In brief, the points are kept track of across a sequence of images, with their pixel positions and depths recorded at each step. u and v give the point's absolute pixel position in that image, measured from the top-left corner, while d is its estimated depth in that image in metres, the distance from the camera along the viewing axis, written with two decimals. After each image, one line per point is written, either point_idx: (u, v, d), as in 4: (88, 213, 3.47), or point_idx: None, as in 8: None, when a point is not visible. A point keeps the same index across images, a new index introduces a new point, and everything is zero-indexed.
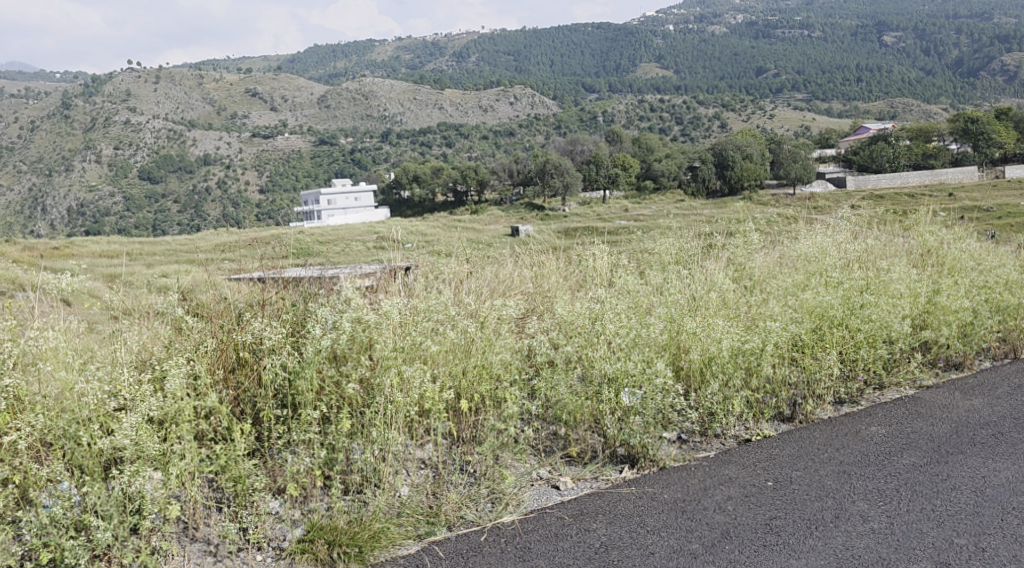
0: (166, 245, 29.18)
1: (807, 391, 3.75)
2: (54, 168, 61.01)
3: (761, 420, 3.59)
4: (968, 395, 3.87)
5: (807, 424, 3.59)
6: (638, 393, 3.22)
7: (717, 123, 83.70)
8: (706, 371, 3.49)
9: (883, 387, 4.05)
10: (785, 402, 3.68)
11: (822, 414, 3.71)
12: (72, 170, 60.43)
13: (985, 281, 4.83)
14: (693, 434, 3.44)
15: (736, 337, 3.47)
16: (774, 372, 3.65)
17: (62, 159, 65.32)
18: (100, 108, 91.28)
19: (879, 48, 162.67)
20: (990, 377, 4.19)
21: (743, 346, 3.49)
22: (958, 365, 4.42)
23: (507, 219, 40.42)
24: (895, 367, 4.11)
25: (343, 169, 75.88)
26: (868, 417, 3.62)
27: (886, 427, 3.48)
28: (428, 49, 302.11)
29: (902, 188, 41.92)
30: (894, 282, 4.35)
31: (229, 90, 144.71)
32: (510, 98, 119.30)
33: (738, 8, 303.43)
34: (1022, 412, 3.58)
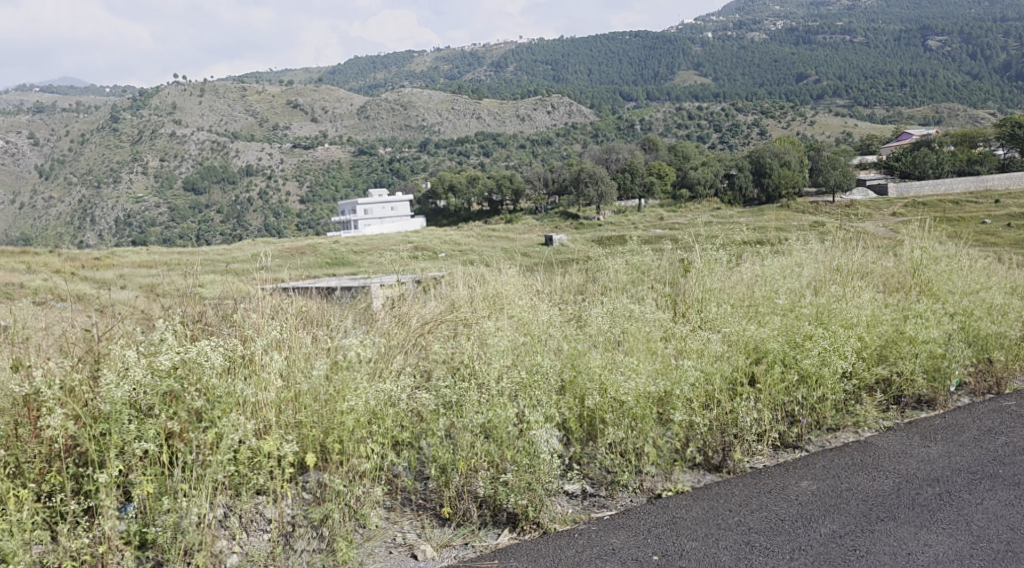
0: (205, 255, 29.61)
1: (741, 438, 3.44)
2: (102, 181, 62.27)
3: (677, 473, 3.29)
4: (928, 441, 3.54)
5: (732, 476, 3.29)
6: (543, 449, 2.96)
7: (757, 130, 82.89)
8: (614, 422, 3.26)
9: (836, 428, 3.72)
10: (712, 450, 3.39)
11: (754, 464, 3.40)
12: (118, 181, 61.72)
13: (966, 310, 4.51)
14: (597, 489, 3.22)
15: (644, 382, 3.28)
16: (692, 418, 3.38)
17: (109, 171, 66.86)
18: (147, 121, 93.15)
19: (924, 53, 159.99)
20: (960, 416, 3.84)
21: (648, 391, 3.27)
22: (930, 402, 4.06)
23: (542, 228, 40.37)
24: (849, 407, 3.79)
25: (382, 179, 76.48)
26: (802, 468, 3.30)
27: (818, 482, 3.17)
28: (467, 59, 303.68)
29: (946, 195, 41.12)
30: (851, 313, 4.10)
31: (271, 103, 146.74)
32: (548, 106, 119.32)
33: (778, 15, 300.84)
34: (978, 467, 3.25)
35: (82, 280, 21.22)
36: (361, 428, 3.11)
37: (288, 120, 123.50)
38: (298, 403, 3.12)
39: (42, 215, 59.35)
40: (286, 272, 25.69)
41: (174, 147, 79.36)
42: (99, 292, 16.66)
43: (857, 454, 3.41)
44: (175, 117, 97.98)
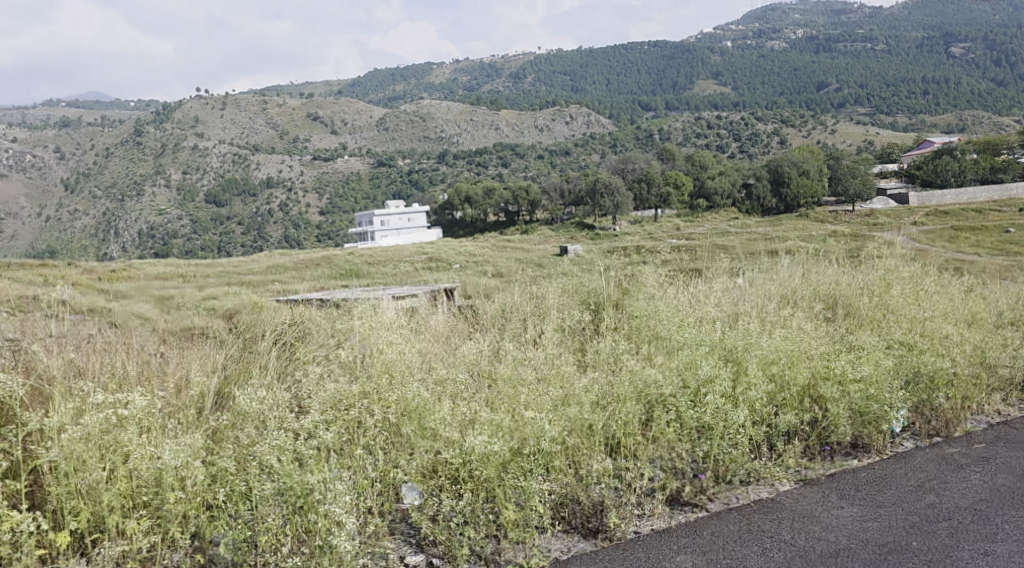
0: (223, 268, 29.94)
1: (623, 496, 3.32)
2: (126, 194, 62.89)
3: (542, 542, 3.16)
4: (842, 500, 3.37)
5: (613, 544, 3.15)
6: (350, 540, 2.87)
7: (776, 139, 82.52)
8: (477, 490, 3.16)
9: (749, 479, 3.54)
10: (593, 512, 3.28)
11: (641, 527, 3.25)
12: (141, 194, 62.48)
13: (905, 342, 4.33)
14: (448, 559, 3.08)
15: (495, 444, 3.19)
16: (559, 484, 3.28)
17: (133, 184, 67.73)
18: (170, 134, 94.16)
19: (947, 60, 158.47)
20: (886, 466, 3.64)
21: (496, 453, 3.17)
22: (864, 446, 3.84)
23: (558, 239, 40.42)
24: (760, 458, 3.62)
25: (401, 191, 76.74)
26: (689, 538, 3.15)
27: (701, 556, 3.03)
28: (486, 71, 304.58)
29: (968, 204, 40.67)
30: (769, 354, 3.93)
31: (291, 115, 147.72)
32: (566, 117, 119.34)
33: (797, 24, 300.06)
34: (882, 540, 3.08)
35: (99, 293, 21.46)
36: (220, 490, 3.09)
37: (308, 133, 124.44)
38: (139, 475, 3.07)
39: (67, 228, 60.19)
40: (302, 284, 25.79)
41: (196, 161, 80.21)
42: (112, 305, 16.83)
43: (753, 514, 3.29)
44: (197, 131, 98.87)
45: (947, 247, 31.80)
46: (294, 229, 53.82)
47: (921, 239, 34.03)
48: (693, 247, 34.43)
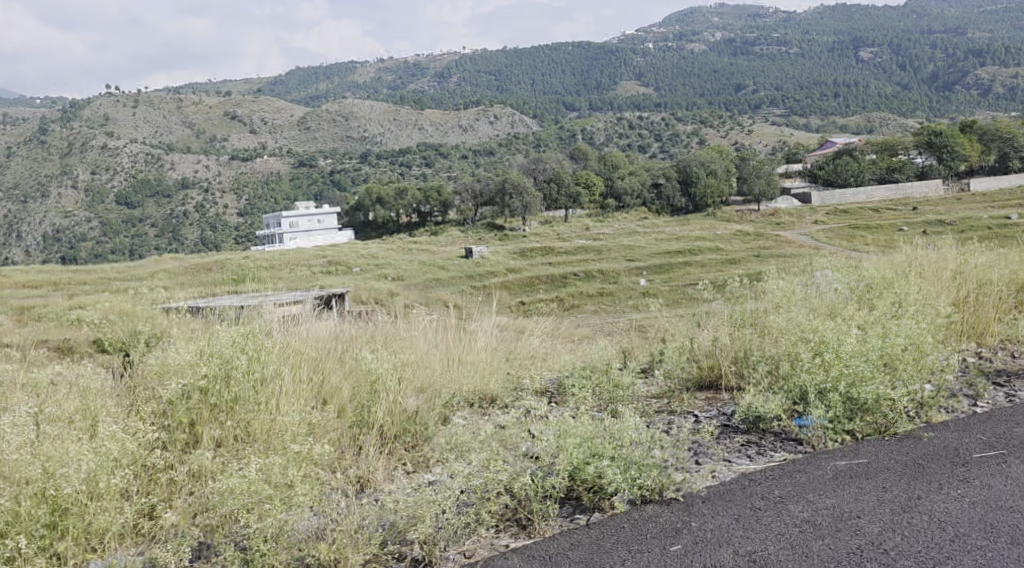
0: (104, 275, 28.61)
1: None
2: (29, 196, 59.35)
3: None
4: None
5: None
6: None
7: (695, 140, 83.65)
8: None
9: None
10: None
11: None
12: (45, 194, 58.96)
13: None
14: None
15: None
16: None
17: (38, 184, 63.92)
18: (78, 132, 89.75)
19: (857, 65, 163.46)
20: None
21: None
22: None
23: (465, 240, 39.80)
24: None
25: (320, 192, 75.01)
26: None
27: None
28: (411, 70, 300.88)
29: (868, 203, 41.72)
30: None
31: (209, 114, 143.31)
32: (490, 115, 118.15)
33: (717, 26, 302.75)
34: None
35: None
36: None
37: (227, 133, 120.59)
38: None
39: None
40: (185, 293, 24.71)
41: (105, 160, 76.42)
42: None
43: None
44: (107, 130, 94.54)
45: (843, 246, 32.36)
46: (204, 238, 52.02)
47: (820, 239, 34.59)
48: (601, 250, 34.42)
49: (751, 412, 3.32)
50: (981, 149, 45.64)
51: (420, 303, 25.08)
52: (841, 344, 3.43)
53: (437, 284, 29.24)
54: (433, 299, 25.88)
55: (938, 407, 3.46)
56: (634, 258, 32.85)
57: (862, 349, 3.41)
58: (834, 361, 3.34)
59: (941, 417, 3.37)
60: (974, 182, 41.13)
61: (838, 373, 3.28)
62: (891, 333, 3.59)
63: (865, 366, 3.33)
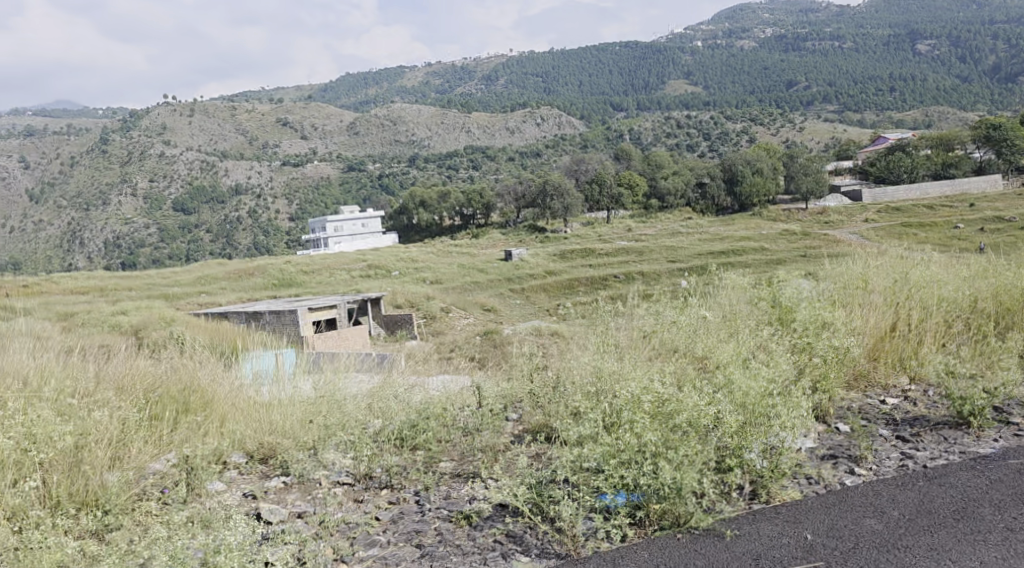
0: (151, 282, 29.49)
1: None
2: (90, 204, 61.12)
3: None
4: None
5: None
6: None
7: (745, 138, 82.36)
8: None
9: None
10: None
11: None
12: (107, 202, 60.78)
13: None
14: None
15: None
16: None
17: (99, 192, 65.85)
18: (137, 142, 92.15)
19: (913, 58, 159.30)
20: None
21: None
22: None
23: (506, 242, 39.74)
24: None
25: (368, 196, 75.69)
26: None
27: None
28: (458, 74, 301.46)
29: (922, 199, 40.39)
30: None
31: (262, 120, 145.82)
32: (537, 118, 118.27)
33: (768, 22, 299.92)
34: None
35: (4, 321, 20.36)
36: None
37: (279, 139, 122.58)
38: None
39: (31, 237, 58.26)
40: (228, 299, 25.32)
41: (162, 168, 78.04)
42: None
43: None
44: (164, 138, 96.94)
45: (894, 245, 31.36)
46: (252, 245, 52.89)
47: (870, 238, 33.61)
48: (643, 250, 33.92)
49: (528, 484, 3.17)
50: None
51: (458, 306, 25.04)
52: (670, 405, 3.20)
53: (475, 287, 29.13)
54: (471, 303, 25.83)
55: (787, 479, 3.23)
56: (676, 259, 32.37)
57: (695, 412, 3.13)
58: (650, 423, 3.12)
59: (795, 493, 3.12)
60: None
61: (649, 433, 3.02)
62: (738, 386, 3.27)
63: (697, 444, 3.05)
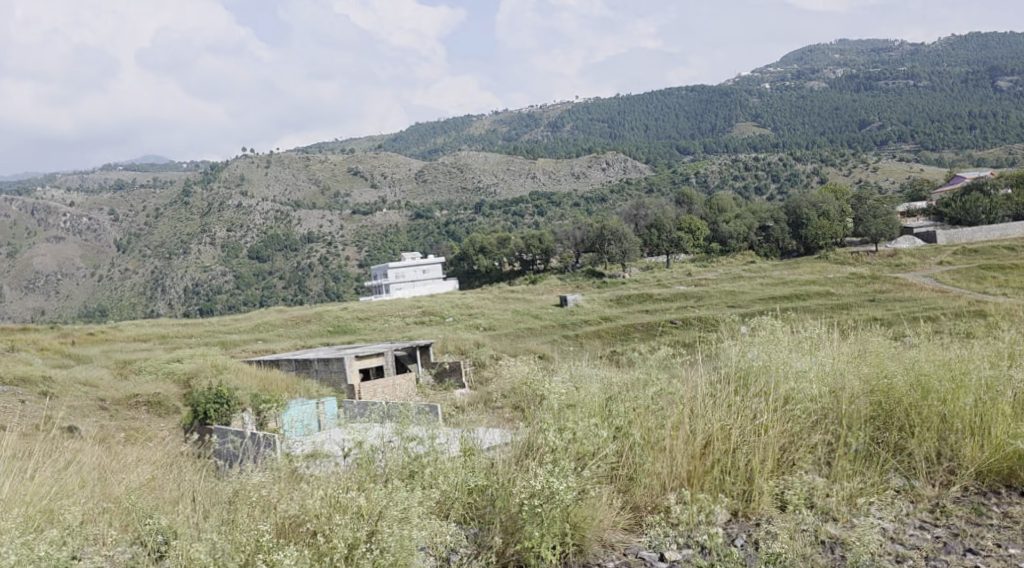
0: (212, 328, 30.21)
1: None
2: (171, 252, 63.20)
3: None
4: None
5: None
6: None
7: (816, 178, 80.28)
8: None
9: None
10: None
11: None
12: (187, 251, 62.82)
13: None
14: None
15: None
16: None
17: (179, 242, 68.27)
18: (216, 193, 95.38)
19: (992, 94, 153.48)
20: None
21: None
22: None
23: (563, 288, 39.39)
24: None
25: (434, 241, 76.18)
26: None
27: None
28: (525, 121, 303.28)
29: (1002, 240, 38.34)
30: None
31: (334, 170, 149.62)
32: (602, 163, 118.29)
33: (837, 64, 294.98)
34: None
35: (65, 369, 20.87)
36: None
37: (351, 187, 125.23)
38: None
39: (116, 285, 60.40)
40: (283, 345, 25.71)
41: (239, 217, 80.14)
42: (52, 402, 16.14)
43: None
44: (242, 188, 100.15)
45: (972, 289, 29.70)
46: (316, 292, 53.78)
47: (945, 281, 32.02)
48: (702, 295, 33.09)
49: None
50: None
51: (509, 352, 24.59)
52: None
53: (529, 333, 28.80)
54: (523, 349, 25.39)
55: None
56: (737, 303, 31.50)
57: None
58: None
59: None
60: None
61: None
62: None
63: None
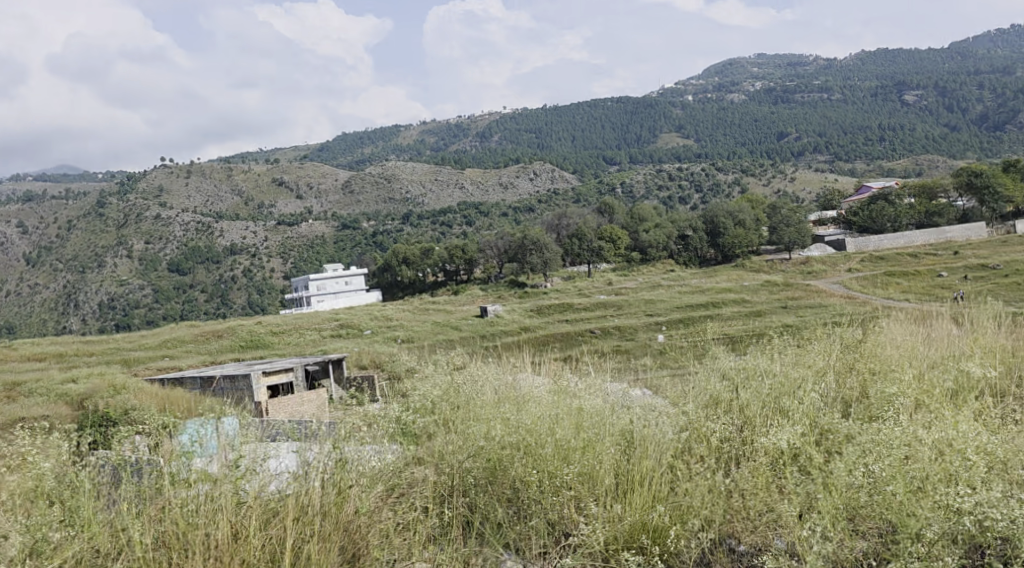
0: (116, 345, 28.82)
1: None
2: (84, 266, 60.37)
3: None
4: None
5: None
6: None
7: (737, 188, 82.01)
8: None
9: None
10: None
11: None
12: (101, 264, 60.03)
13: None
14: None
15: None
16: None
17: (92, 255, 65.23)
18: (132, 205, 91.80)
19: (900, 107, 159.87)
20: None
21: None
22: None
23: (485, 298, 39.11)
24: None
25: (360, 251, 74.86)
26: None
27: None
28: (453, 132, 302.33)
29: (906, 248, 39.72)
30: None
31: (257, 180, 145.95)
32: (530, 172, 118.69)
33: (756, 76, 302.35)
34: None
35: None
36: None
37: (275, 197, 122.17)
38: None
39: (22, 301, 57.26)
40: (192, 363, 24.70)
41: (156, 229, 77.00)
42: None
43: None
44: (160, 200, 96.69)
45: (878, 296, 30.61)
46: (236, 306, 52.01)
47: (853, 288, 32.96)
48: (621, 304, 33.21)
49: None
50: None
51: (426, 364, 24.09)
52: None
53: (448, 344, 28.43)
54: (441, 360, 24.90)
55: None
56: (654, 312, 31.77)
57: None
58: None
59: None
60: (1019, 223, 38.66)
61: None
62: None
63: None
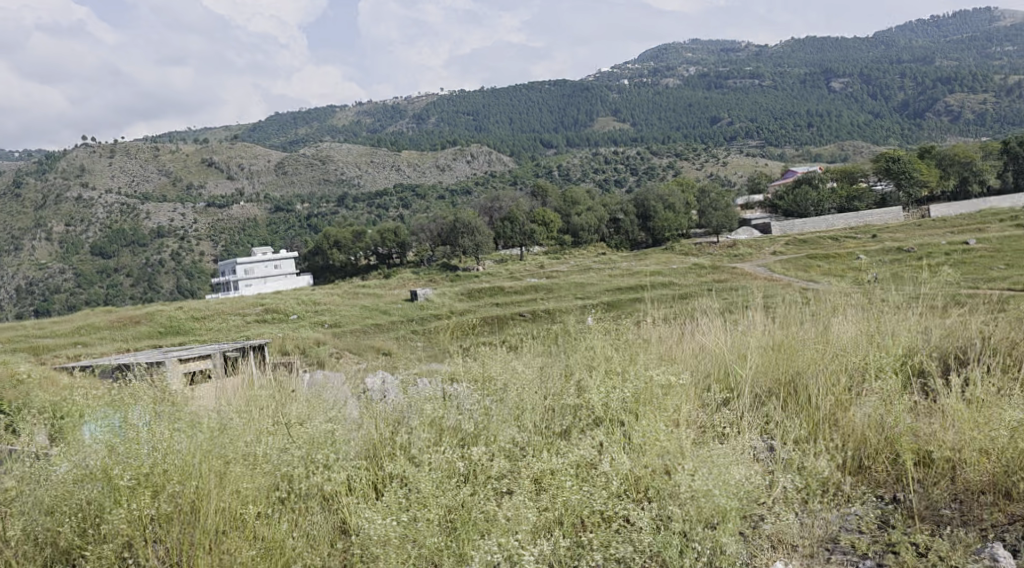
0: (25, 334, 27.37)
1: None
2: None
3: None
4: None
5: None
6: None
7: (671, 172, 82.82)
8: None
9: None
10: None
11: None
12: (18, 248, 57.07)
13: None
14: None
15: None
16: None
17: (8, 237, 62.04)
18: (51, 185, 87.67)
19: (828, 93, 163.82)
20: None
21: None
22: None
23: (415, 282, 38.60)
24: None
25: (293, 235, 73.14)
26: None
27: None
28: (391, 113, 297.61)
29: (828, 231, 40.54)
30: None
31: (186, 161, 141.17)
32: (467, 155, 117.69)
33: (691, 61, 305.35)
34: None
35: None
36: None
37: (206, 178, 118.50)
38: None
39: None
40: (106, 350, 23.63)
41: (77, 211, 73.78)
42: None
43: None
44: (82, 180, 92.51)
45: (800, 279, 31.13)
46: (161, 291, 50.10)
47: (776, 271, 33.48)
48: (551, 287, 33.20)
49: None
50: (942, 172, 44.29)
51: (351, 350, 23.48)
52: None
53: (376, 330, 27.94)
54: (366, 346, 24.34)
55: None
56: (584, 295, 31.75)
57: None
58: None
59: None
60: (934, 208, 39.84)
61: None
62: None
63: None
